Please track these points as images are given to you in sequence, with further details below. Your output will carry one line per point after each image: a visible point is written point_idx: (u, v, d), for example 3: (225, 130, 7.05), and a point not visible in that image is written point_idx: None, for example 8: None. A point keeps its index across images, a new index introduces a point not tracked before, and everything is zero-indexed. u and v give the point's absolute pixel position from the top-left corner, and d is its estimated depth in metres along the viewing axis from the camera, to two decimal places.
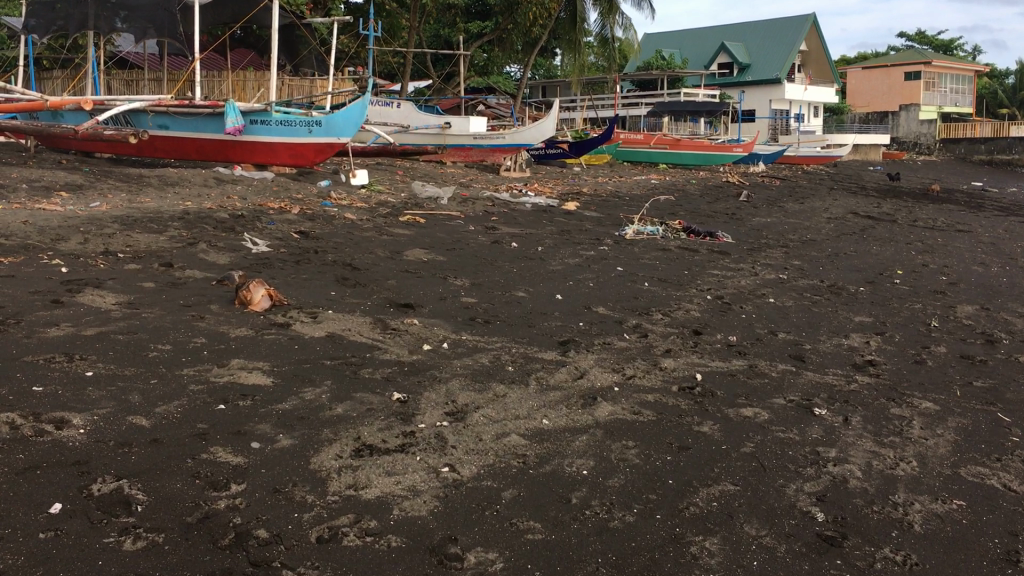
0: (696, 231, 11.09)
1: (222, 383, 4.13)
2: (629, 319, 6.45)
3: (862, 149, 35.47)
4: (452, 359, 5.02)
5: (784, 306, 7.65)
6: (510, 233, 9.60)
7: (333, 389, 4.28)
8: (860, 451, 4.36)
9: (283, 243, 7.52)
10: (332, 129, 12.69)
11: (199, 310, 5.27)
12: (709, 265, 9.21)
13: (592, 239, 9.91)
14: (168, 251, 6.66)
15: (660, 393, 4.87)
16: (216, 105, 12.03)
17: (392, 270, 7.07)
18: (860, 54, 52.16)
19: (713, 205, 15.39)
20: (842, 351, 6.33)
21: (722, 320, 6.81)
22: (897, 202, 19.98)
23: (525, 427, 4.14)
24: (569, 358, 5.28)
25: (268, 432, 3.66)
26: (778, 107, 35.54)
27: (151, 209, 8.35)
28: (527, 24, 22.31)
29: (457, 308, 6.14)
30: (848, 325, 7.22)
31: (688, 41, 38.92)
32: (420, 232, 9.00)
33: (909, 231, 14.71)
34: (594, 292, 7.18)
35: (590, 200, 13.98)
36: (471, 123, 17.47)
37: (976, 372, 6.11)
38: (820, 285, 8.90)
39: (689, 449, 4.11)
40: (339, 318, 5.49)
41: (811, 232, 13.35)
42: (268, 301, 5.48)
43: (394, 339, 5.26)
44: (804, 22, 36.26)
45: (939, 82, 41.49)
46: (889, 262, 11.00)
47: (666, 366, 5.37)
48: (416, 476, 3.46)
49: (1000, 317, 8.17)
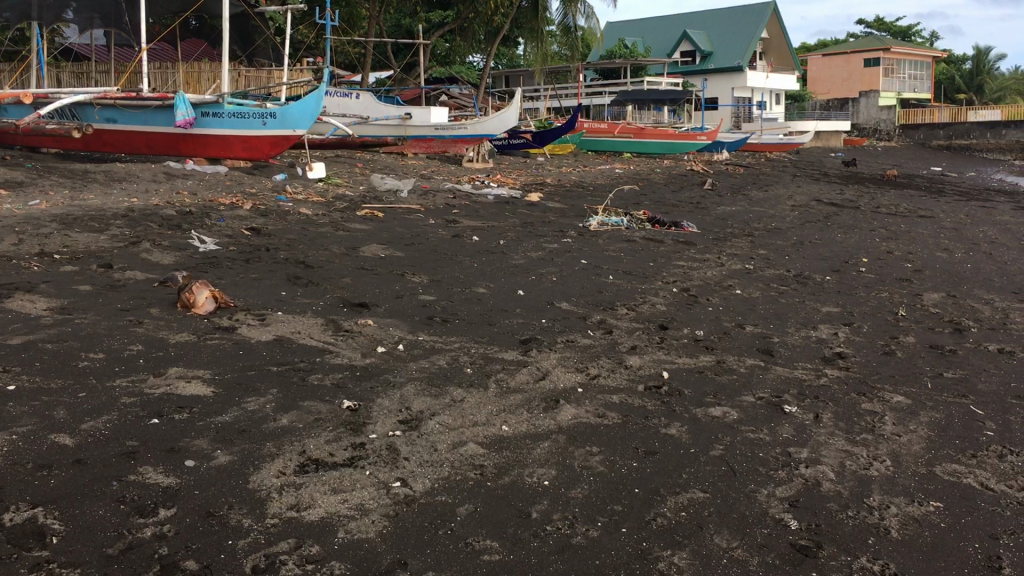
0: (661, 221, 10.91)
1: (157, 395, 3.87)
2: (593, 314, 6.24)
3: (823, 136, 35.62)
4: (408, 362, 4.78)
5: (751, 297, 7.49)
6: (471, 226, 9.35)
7: (278, 397, 4.03)
8: (833, 451, 4.18)
9: (232, 240, 7.22)
10: (287, 121, 12.45)
11: (137, 315, 5.00)
12: (674, 256, 9.02)
13: (556, 231, 9.69)
14: (109, 251, 6.35)
15: (626, 393, 4.67)
16: (166, 97, 11.67)
17: (346, 267, 6.80)
18: (820, 41, 52.37)
19: (677, 194, 15.24)
20: (810, 343, 6.17)
21: (688, 313, 6.63)
22: (860, 188, 19.98)
23: (483, 434, 3.91)
24: (530, 358, 5.05)
25: (205, 449, 3.42)
26: (740, 94, 35.55)
27: (94, 207, 8.01)
28: (488, 13, 22.03)
29: (413, 306, 5.89)
30: (815, 315, 7.07)
31: (650, 29, 38.81)
32: (378, 226, 8.72)
33: (872, 217, 14.66)
34: (557, 286, 6.96)
35: (553, 191, 13.77)
36: (432, 113, 17.15)
37: (945, 363, 5.99)
38: (787, 274, 8.75)
39: (656, 454, 3.91)
40: (288, 320, 5.23)
41: (776, 220, 13.24)
42: (212, 304, 5.20)
43: (347, 341, 5.00)
44: (765, 9, 36.26)
45: (898, 69, 41.79)
46: (854, 250, 10.90)
47: (631, 364, 5.16)
48: (365, 493, 3.22)
49: (967, 305, 8.07)
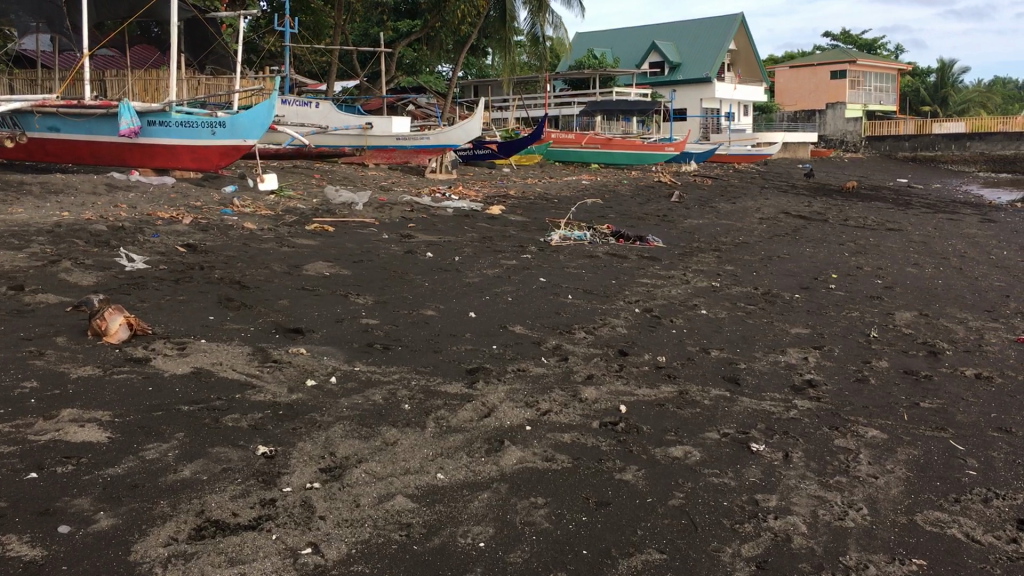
0: (626, 235, 10.55)
1: (44, 442, 3.41)
2: (549, 339, 5.82)
3: (791, 147, 35.56)
4: (339, 398, 4.32)
5: (717, 318, 7.12)
6: (426, 242, 8.92)
7: (184, 443, 3.57)
8: (803, 498, 3.80)
9: (164, 258, 6.73)
10: (237, 130, 11.84)
11: (40, 345, 4.51)
12: (638, 273, 8.65)
13: (515, 247, 9.29)
14: (24, 271, 5.84)
15: (579, 432, 4.26)
16: (110, 105, 11.11)
17: (285, 287, 6.33)
18: (787, 53, 52.52)
19: (644, 207, 14.88)
20: (778, 370, 5.79)
21: (650, 337, 6.24)
22: (828, 200, 19.76)
23: (415, 485, 3.48)
24: (475, 392, 4.62)
25: (86, 511, 2.95)
26: (709, 105, 35.40)
27: (20, 221, 7.49)
28: (455, 22, 21.58)
29: (353, 331, 5.44)
30: (784, 338, 6.70)
31: (619, 40, 38.66)
32: (326, 242, 8.27)
33: (840, 230, 14.43)
34: (511, 307, 6.55)
35: (516, 203, 13.37)
36: (393, 123, 16.64)
37: (922, 391, 5.62)
38: (754, 292, 8.41)
39: (609, 506, 3.50)
40: (211, 349, 4.75)
41: (743, 234, 12.93)
42: (127, 331, 4.71)
43: (274, 373, 4.54)
44: (733, 22, 36.17)
45: (864, 81, 41.96)
46: (823, 265, 10.61)
47: (586, 397, 4.75)
48: (266, 565, 2.77)
49: (940, 325, 7.75)
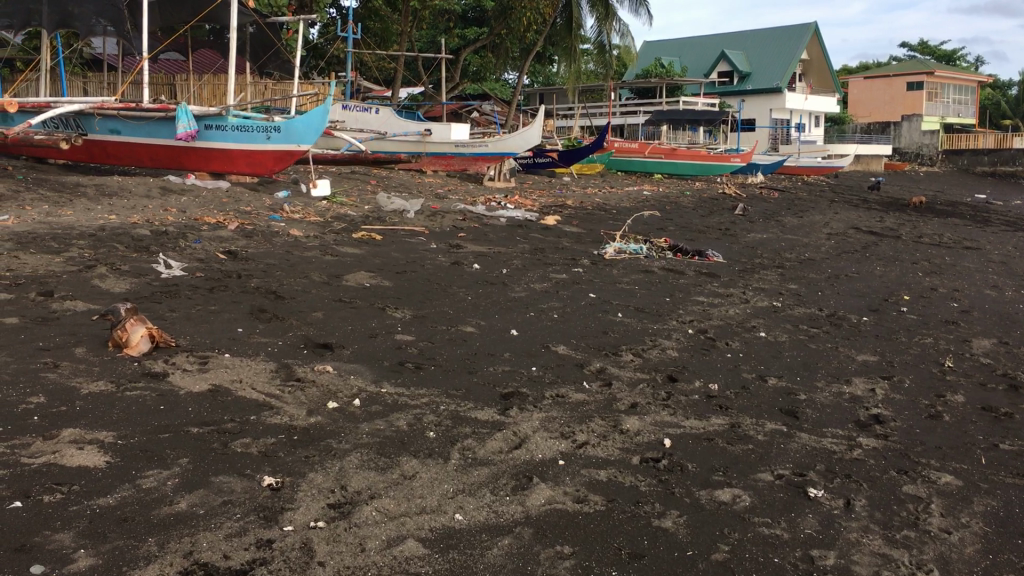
0: (684, 249, 10.15)
1: (35, 466, 3.19)
2: (593, 361, 5.48)
3: (863, 160, 34.55)
4: (360, 423, 4.03)
5: (777, 342, 6.69)
6: (475, 253, 8.65)
7: (186, 471, 3.32)
8: (867, 558, 3.40)
9: (202, 265, 6.55)
10: (292, 135, 11.70)
11: (56, 356, 4.33)
12: (695, 290, 8.25)
13: (567, 259, 8.97)
14: (57, 276, 5.69)
15: (617, 468, 3.92)
16: (167, 108, 11.07)
17: (322, 298, 6.10)
18: (861, 64, 51.25)
19: (707, 220, 14.41)
20: (842, 403, 5.36)
21: (702, 361, 5.85)
22: (901, 216, 18.98)
23: (428, 525, 3.19)
24: (507, 420, 4.31)
25: (65, 548, 2.72)
26: (779, 115, 34.63)
27: (65, 223, 7.41)
28: (521, 29, 21.31)
29: (386, 349, 5.16)
30: (849, 366, 6.24)
31: (688, 49, 38.01)
32: (372, 251, 8.03)
33: (914, 248, 13.76)
34: (556, 326, 6.21)
35: (573, 214, 13.05)
36: (453, 129, 16.43)
37: (1002, 431, 5.14)
38: (819, 314, 7.95)
39: (644, 559, 3.16)
40: (233, 365, 4.52)
41: (810, 250, 12.39)
42: (148, 343, 4.52)
43: (295, 393, 4.28)
44: (806, 31, 35.28)
45: (942, 93, 40.58)
46: (893, 286, 10.06)
47: (628, 429, 4.40)
48: None
49: (1022, 354, 7.19)
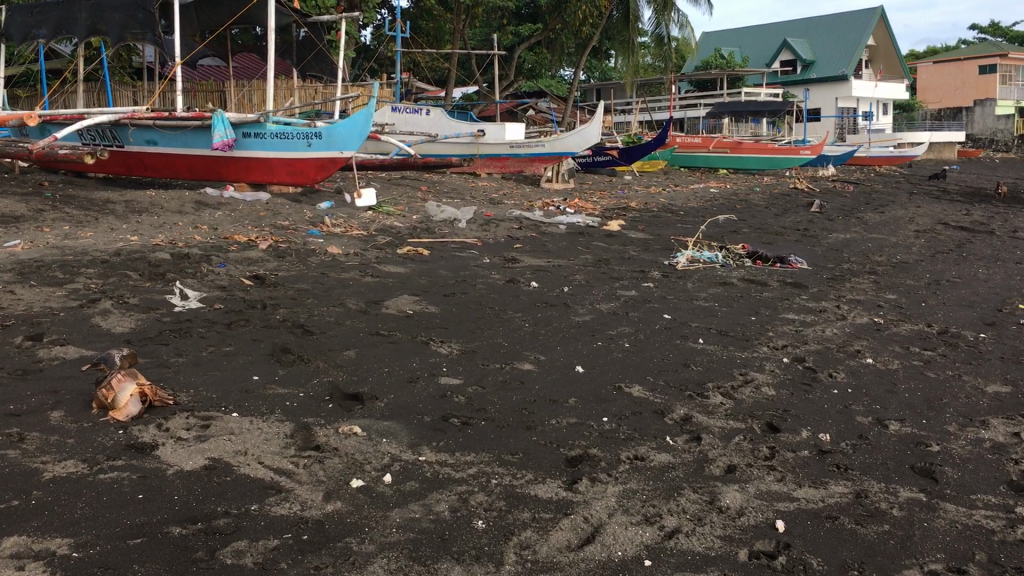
0: (764, 256, 9.14)
1: None
2: (675, 407, 4.56)
3: (938, 147, 32.88)
4: (390, 511, 3.19)
5: (889, 370, 5.68)
6: (532, 267, 7.78)
7: None
8: None
9: (224, 293, 5.81)
10: (334, 141, 10.92)
11: (25, 425, 3.57)
12: (781, 305, 7.27)
13: (636, 272, 8.05)
14: (53, 314, 4.98)
15: (720, 570, 3.01)
16: (203, 116, 10.39)
17: (356, 332, 5.29)
18: (931, 49, 49.27)
19: (782, 219, 13.32)
20: (986, 455, 4.35)
21: (805, 400, 4.89)
22: (989, 208, 17.56)
23: None
24: (577, 498, 3.42)
25: None
26: (846, 104, 33.17)
27: (78, 247, 6.75)
28: (576, 23, 20.33)
29: (427, 398, 4.32)
30: (981, 402, 5.21)
31: (750, 38, 36.51)
32: (417, 269, 7.22)
33: (1012, 245, 12.47)
34: (629, 359, 5.28)
35: (637, 217, 12.08)
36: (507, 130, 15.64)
37: None
38: (928, 331, 6.89)
39: None
40: (239, 429, 3.71)
41: (898, 251, 11.26)
42: (139, 404, 3.73)
43: (314, 468, 3.45)
44: (873, 15, 33.55)
45: (1016, 75, 38.39)
46: (1003, 292, 8.91)
47: (728, 507, 3.48)
48: None
49: None
